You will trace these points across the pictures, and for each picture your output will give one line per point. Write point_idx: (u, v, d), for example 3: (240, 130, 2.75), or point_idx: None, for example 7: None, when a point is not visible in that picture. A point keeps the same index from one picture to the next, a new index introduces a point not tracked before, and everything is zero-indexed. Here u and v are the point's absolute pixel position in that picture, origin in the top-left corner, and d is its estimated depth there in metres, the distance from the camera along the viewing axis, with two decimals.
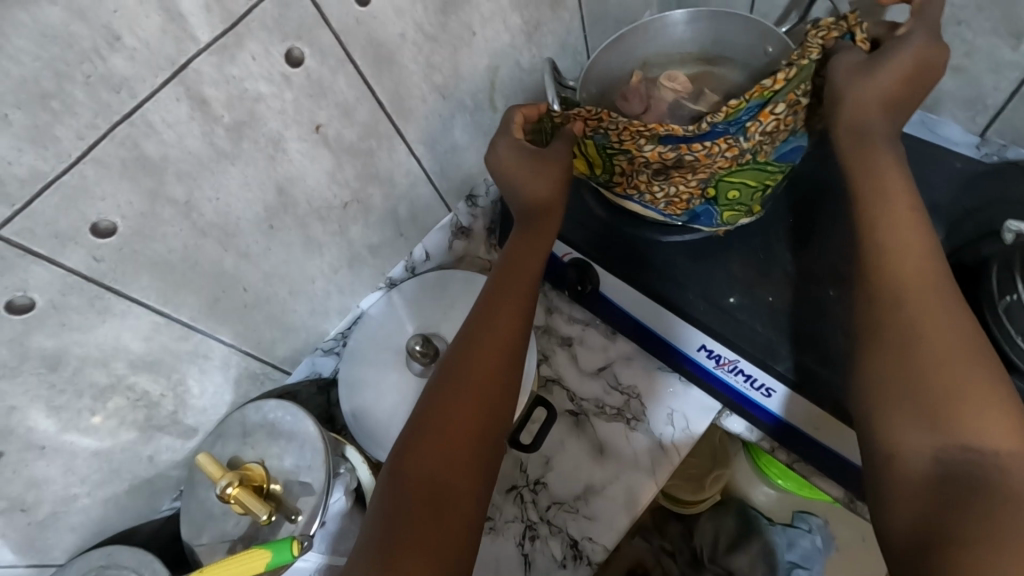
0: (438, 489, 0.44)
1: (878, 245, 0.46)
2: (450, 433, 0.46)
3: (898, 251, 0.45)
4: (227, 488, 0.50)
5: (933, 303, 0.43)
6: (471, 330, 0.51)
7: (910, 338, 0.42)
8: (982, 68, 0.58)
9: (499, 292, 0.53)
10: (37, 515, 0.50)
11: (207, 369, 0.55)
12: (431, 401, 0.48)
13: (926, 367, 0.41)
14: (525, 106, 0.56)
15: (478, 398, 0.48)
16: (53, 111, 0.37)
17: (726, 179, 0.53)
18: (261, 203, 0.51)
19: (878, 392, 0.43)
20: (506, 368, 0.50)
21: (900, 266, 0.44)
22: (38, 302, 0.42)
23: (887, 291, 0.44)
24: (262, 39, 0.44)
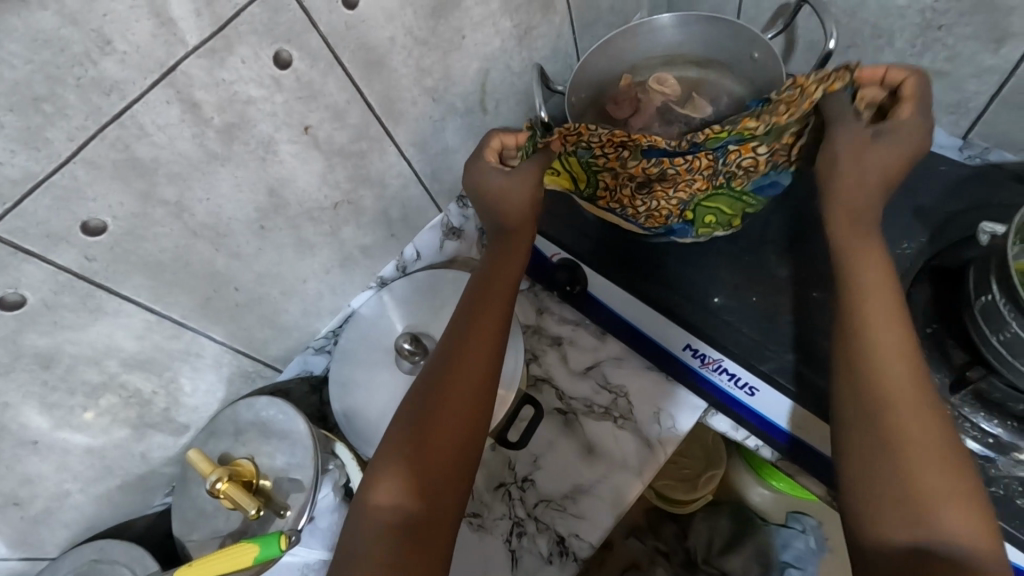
0: (434, 517, 0.46)
1: (858, 313, 0.48)
2: (439, 457, 0.48)
3: (874, 317, 0.48)
4: (216, 483, 0.52)
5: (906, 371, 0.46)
6: (457, 348, 0.52)
7: (884, 403, 0.45)
8: (965, 73, 0.59)
9: (482, 306, 0.55)
10: (30, 510, 0.51)
11: (199, 368, 0.56)
12: (413, 422, 0.49)
13: (899, 429, 0.44)
14: (506, 135, 0.59)
15: (467, 418, 0.49)
16: (45, 114, 0.37)
17: (705, 203, 0.56)
18: (252, 204, 0.52)
19: (856, 452, 0.45)
20: (495, 384, 0.52)
21: (875, 335, 0.47)
22: (31, 299, 0.42)
23: (865, 358, 0.47)
24: (252, 43, 0.45)
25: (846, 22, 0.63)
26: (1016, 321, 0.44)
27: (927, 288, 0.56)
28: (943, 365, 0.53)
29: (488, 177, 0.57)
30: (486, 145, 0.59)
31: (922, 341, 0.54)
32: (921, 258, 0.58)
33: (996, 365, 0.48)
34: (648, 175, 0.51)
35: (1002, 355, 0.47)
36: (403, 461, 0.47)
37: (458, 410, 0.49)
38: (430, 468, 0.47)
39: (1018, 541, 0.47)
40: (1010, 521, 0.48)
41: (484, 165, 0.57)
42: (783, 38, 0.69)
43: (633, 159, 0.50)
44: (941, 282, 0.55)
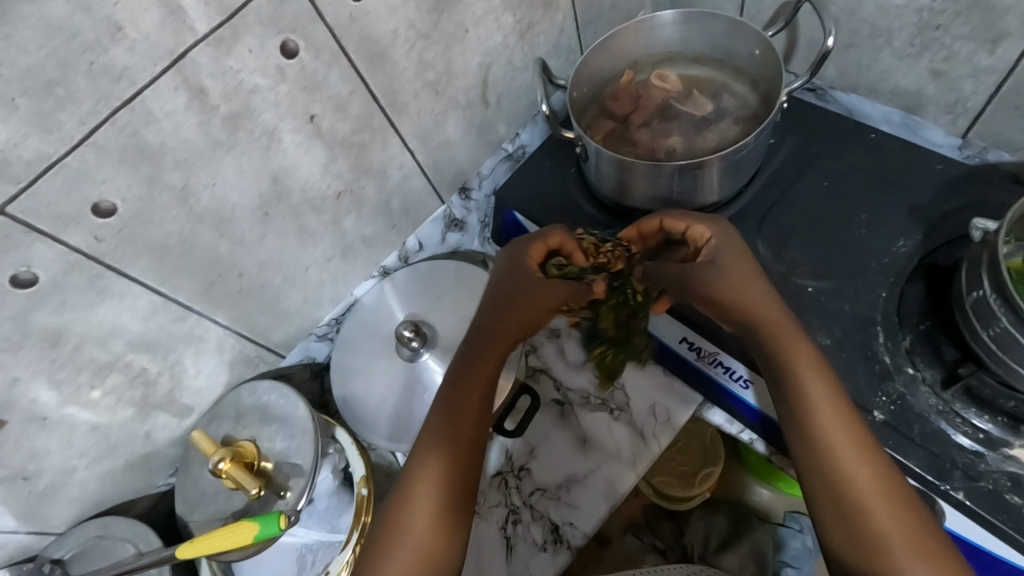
0: (445, 553, 0.48)
1: (807, 410, 0.49)
2: (446, 495, 0.50)
3: (826, 409, 0.48)
4: (219, 463, 0.53)
5: (861, 460, 0.47)
6: (445, 394, 0.54)
7: (850, 494, 0.46)
8: (961, 73, 0.59)
9: (473, 349, 0.55)
10: (38, 485, 0.52)
11: (202, 351, 0.57)
12: (424, 466, 0.50)
13: (862, 513, 0.45)
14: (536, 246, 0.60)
15: (465, 450, 0.51)
16: (57, 98, 0.39)
17: (604, 306, 0.61)
18: (256, 191, 0.53)
19: (843, 542, 0.46)
20: (483, 419, 0.53)
21: (829, 433, 0.48)
22: (41, 278, 0.44)
23: (821, 456, 0.48)
24: (258, 33, 0.46)
25: (846, 20, 0.63)
26: (1007, 316, 0.44)
27: (920, 286, 0.57)
28: (934, 361, 0.53)
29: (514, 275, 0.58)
30: (543, 236, 0.60)
31: (915, 337, 0.55)
32: (917, 255, 0.58)
33: (985, 359, 0.48)
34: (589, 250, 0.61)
35: (992, 350, 0.47)
36: (426, 483, 0.50)
37: (451, 443, 0.51)
38: (433, 511, 0.49)
39: (1004, 533, 0.48)
40: (997, 514, 0.48)
41: (525, 253, 0.59)
42: (784, 34, 0.69)
43: (595, 272, 0.61)
44: (935, 280, 0.56)
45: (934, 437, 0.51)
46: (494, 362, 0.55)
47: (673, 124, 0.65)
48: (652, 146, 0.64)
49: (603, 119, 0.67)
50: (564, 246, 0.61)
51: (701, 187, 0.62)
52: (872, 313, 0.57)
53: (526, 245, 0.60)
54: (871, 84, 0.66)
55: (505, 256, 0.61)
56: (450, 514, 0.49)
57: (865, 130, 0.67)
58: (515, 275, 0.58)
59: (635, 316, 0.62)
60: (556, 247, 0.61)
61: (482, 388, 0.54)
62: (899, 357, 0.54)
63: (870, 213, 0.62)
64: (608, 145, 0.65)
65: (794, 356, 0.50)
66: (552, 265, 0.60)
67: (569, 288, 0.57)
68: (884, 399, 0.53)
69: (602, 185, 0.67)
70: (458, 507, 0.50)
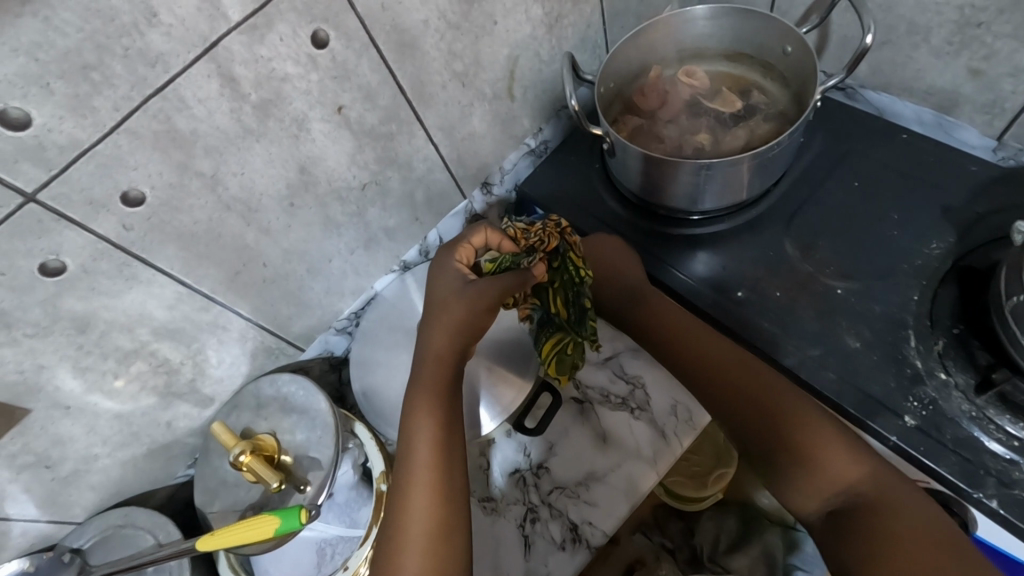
0: (453, 555, 0.47)
1: (767, 388, 0.53)
2: (440, 499, 0.49)
3: (778, 386, 0.53)
4: (240, 456, 0.53)
5: (820, 426, 0.50)
6: (407, 416, 0.52)
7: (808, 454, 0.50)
8: (1001, 71, 0.57)
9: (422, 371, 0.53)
10: (60, 472, 0.52)
11: (225, 341, 0.57)
12: (409, 482, 0.49)
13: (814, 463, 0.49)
14: (462, 250, 0.58)
15: (445, 463, 0.50)
16: (92, 82, 0.38)
17: (549, 290, 0.62)
18: (284, 180, 0.52)
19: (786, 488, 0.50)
20: (450, 429, 0.52)
21: (782, 409, 0.51)
22: (70, 266, 0.44)
23: (782, 432, 0.51)
24: (292, 21, 0.45)
25: (881, 17, 0.62)
26: None
27: (953, 289, 0.56)
28: (968, 365, 0.52)
29: (443, 278, 0.56)
30: (466, 237, 0.59)
31: (949, 340, 0.54)
32: (950, 257, 0.58)
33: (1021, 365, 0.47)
34: (522, 240, 0.61)
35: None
36: (420, 490, 0.49)
37: (431, 453, 0.50)
38: (428, 524, 0.48)
39: None
40: None
41: (451, 260, 0.57)
42: (815, 31, 0.68)
43: (529, 253, 0.60)
44: (968, 283, 0.55)
45: (966, 442, 0.50)
46: (451, 378, 0.53)
47: (701, 121, 0.64)
48: (680, 142, 0.63)
49: (630, 115, 0.67)
50: (490, 241, 0.60)
51: (730, 185, 0.60)
52: (904, 315, 0.56)
53: (452, 252, 0.58)
54: (905, 83, 0.65)
55: (432, 273, 0.58)
56: (446, 522, 0.48)
57: (896, 130, 0.66)
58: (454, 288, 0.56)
59: (579, 292, 0.63)
60: (482, 245, 0.59)
61: (442, 402, 0.52)
62: (930, 361, 0.54)
63: (902, 214, 0.61)
64: (636, 141, 0.64)
65: (714, 359, 0.56)
66: (486, 264, 0.58)
67: (502, 283, 0.54)
68: (915, 404, 0.52)
69: (626, 181, 0.66)
70: (453, 504, 0.49)
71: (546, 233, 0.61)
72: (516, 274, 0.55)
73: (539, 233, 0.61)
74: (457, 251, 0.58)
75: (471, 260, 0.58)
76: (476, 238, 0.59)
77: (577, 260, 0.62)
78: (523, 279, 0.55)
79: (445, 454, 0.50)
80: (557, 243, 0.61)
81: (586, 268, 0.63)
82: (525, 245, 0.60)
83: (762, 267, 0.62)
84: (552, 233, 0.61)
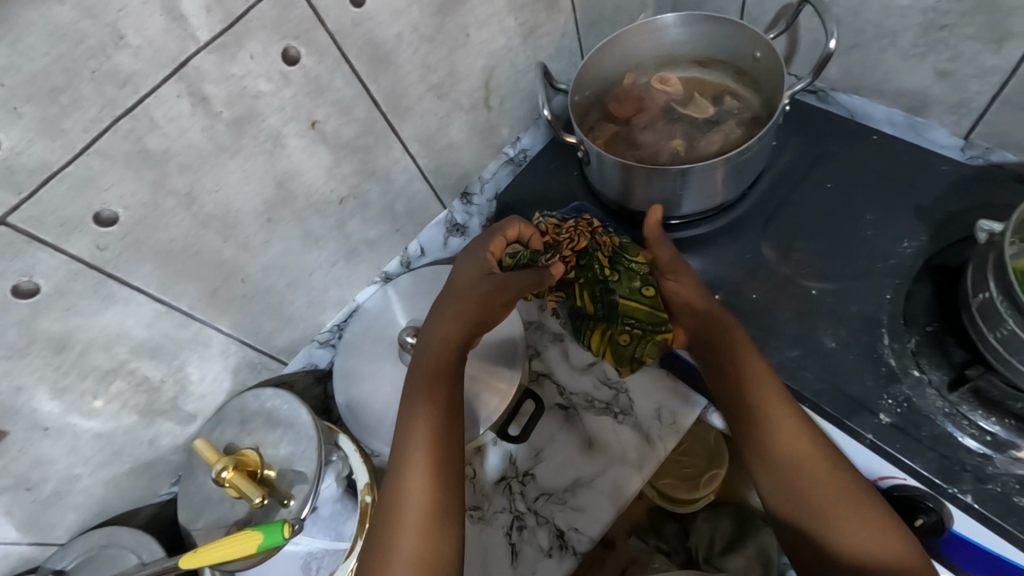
0: (444, 552, 0.47)
1: (757, 408, 0.53)
2: (434, 495, 0.48)
3: (772, 412, 0.52)
4: (222, 472, 0.53)
5: (816, 460, 0.50)
6: (409, 402, 0.52)
7: (804, 487, 0.50)
8: (967, 73, 0.58)
9: (428, 355, 0.54)
10: (41, 494, 0.52)
11: (206, 357, 0.57)
12: (405, 477, 0.49)
13: (815, 500, 0.49)
14: (493, 243, 0.61)
15: (444, 455, 0.50)
16: (61, 105, 0.39)
17: (575, 285, 0.65)
18: (260, 197, 0.53)
19: (773, 495, 0.52)
20: (451, 422, 0.52)
21: (772, 437, 0.52)
22: (43, 287, 0.44)
23: (779, 463, 0.51)
24: (262, 39, 0.46)
25: (849, 21, 0.63)
26: (1013, 317, 0.43)
27: (927, 286, 0.56)
28: (942, 363, 0.52)
29: (466, 265, 0.59)
30: (501, 230, 0.62)
31: (922, 338, 0.54)
32: (922, 255, 0.58)
33: (990, 362, 0.47)
34: (551, 235, 0.65)
35: (999, 352, 0.46)
36: (415, 488, 0.48)
37: (430, 447, 0.50)
38: (421, 516, 0.48)
39: (1015, 537, 0.47)
40: (1008, 517, 0.47)
41: (482, 251, 0.60)
42: (785, 36, 0.69)
43: (552, 250, 0.64)
44: (943, 281, 0.56)
45: (942, 439, 0.51)
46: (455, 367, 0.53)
47: (676, 127, 0.65)
48: (656, 148, 0.64)
49: (606, 123, 0.68)
50: (523, 234, 0.63)
51: (705, 189, 0.61)
52: (878, 314, 0.57)
53: (486, 243, 0.61)
54: (875, 86, 0.66)
55: (459, 260, 0.61)
56: (440, 514, 0.48)
57: (867, 131, 0.67)
58: (467, 277, 0.57)
59: (606, 289, 0.63)
60: (513, 237, 0.63)
61: (442, 392, 0.52)
62: (905, 359, 0.54)
63: (874, 214, 0.61)
64: (612, 148, 0.65)
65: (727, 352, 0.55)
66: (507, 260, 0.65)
67: (521, 280, 0.57)
68: (891, 402, 0.53)
69: (603, 189, 0.67)
70: (447, 502, 0.49)
71: (570, 232, 0.64)
72: (535, 271, 0.59)
73: (566, 229, 0.65)
74: (485, 237, 0.61)
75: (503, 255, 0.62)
76: (510, 230, 0.62)
77: (604, 258, 0.63)
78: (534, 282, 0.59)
79: (443, 449, 0.50)
80: (586, 242, 0.64)
81: (614, 268, 0.63)
82: (552, 241, 0.64)
83: (740, 269, 0.63)
84: (575, 231, 0.64)
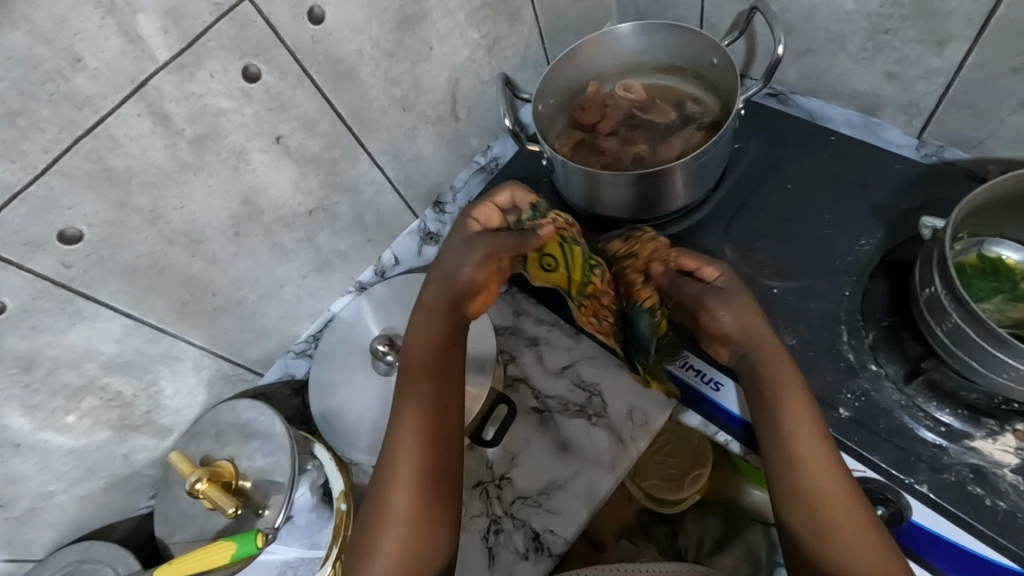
0: (429, 546, 0.49)
1: (783, 406, 0.51)
2: (424, 489, 0.51)
3: (797, 409, 0.50)
4: (196, 484, 0.54)
5: (834, 465, 0.48)
6: (399, 406, 0.55)
7: (823, 500, 0.47)
8: (913, 75, 0.60)
9: (411, 363, 0.56)
10: (14, 511, 0.52)
11: (179, 371, 0.58)
12: (395, 473, 0.51)
13: (820, 503, 0.47)
14: (483, 209, 0.61)
15: (429, 458, 0.52)
16: (19, 127, 0.40)
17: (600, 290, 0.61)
18: (226, 211, 0.53)
19: (790, 510, 0.48)
20: (439, 425, 0.54)
21: (790, 434, 0.50)
22: (9, 306, 0.44)
23: (798, 475, 0.48)
24: (221, 58, 0.47)
25: (801, 27, 0.65)
26: (956, 311, 0.45)
27: (884, 282, 0.58)
28: (898, 357, 0.54)
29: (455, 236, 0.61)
30: (490, 198, 0.62)
31: (879, 333, 0.56)
32: (879, 252, 0.60)
33: (939, 354, 0.48)
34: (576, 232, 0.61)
35: (947, 344, 0.47)
36: (405, 483, 0.51)
37: (417, 443, 0.52)
38: (408, 510, 0.50)
39: (968, 524, 0.48)
40: (962, 505, 0.49)
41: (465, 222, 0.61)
42: (744, 40, 0.71)
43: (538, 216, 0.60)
44: (897, 276, 0.57)
45: (899, 431, 0.52)
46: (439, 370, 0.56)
47: (638, 133, 0.66)
48: (619, 154, 0.65)
49: (571, 130, 0.69)
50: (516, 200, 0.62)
51: (668, 193, 0.62)
52: (837, 311, 0.58)
53: (469, 212, 0.61)
54: (831, 88, 0.68)
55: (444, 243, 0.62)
56: (422, 517, 0.50)
57: (826, 132, 0.68)
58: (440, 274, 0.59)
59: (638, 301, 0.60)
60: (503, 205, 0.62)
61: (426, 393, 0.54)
62: (863, 354, 0.55)
63: (833, 213, 0.63)
64: (577, 155, 0.66)
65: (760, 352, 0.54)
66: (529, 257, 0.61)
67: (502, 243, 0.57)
68: (849, 396, 0.54)
69: (569, 195, 0.67)
70: (436, 497, 0.51)
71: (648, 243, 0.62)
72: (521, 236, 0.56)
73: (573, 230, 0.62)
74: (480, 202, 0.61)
75: (493, 225, 0.61)
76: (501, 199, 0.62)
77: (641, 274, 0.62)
78: (516, 247, 0.57)
79: (433, 445, 0.53)
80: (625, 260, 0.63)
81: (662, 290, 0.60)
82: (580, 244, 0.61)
83: None
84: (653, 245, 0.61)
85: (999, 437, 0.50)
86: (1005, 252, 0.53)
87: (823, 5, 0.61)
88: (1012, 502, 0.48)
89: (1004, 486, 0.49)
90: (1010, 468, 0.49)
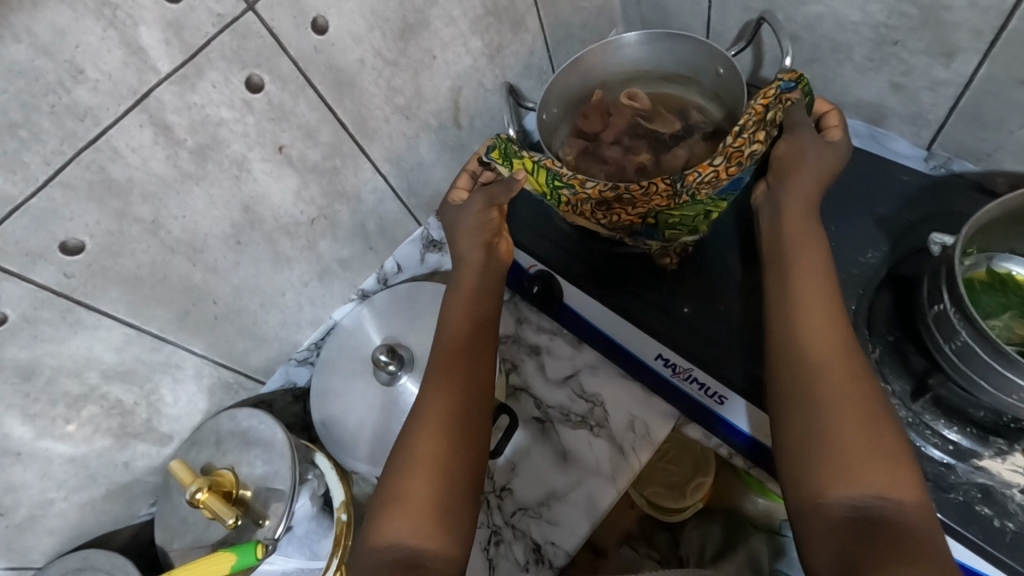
0: (452, 498, 0.47)
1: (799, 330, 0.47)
2: (448, 438, 0.49)
3: (814, 336, 0.47)
4: (197, 493, 0.53)
5: (858, 406, 0.43)
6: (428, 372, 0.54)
7: (821, 419, 0.44)
8: (920, 85, 0.60)
9: (454, 325, 0.56)
10: (14, 519, 0.52)
11: (179, 379, 0.58)
12: (426, 423, 0.50)
13: (826, 431, 0.43)
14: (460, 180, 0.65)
15: (464, 413, 0.51)
16: (20, 139, 0.40)
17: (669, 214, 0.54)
18: (227, 221, 0.53)
19: (792, 435, 0.45)
20: (474, 401, 0.52)
21: (803, 358, 0.46)
22: (11, 316, 0.44)
23: (801, 398, 0.45)
24: (222, 69, 0.47)
25: (807, 36, 0.64)
26: (966, 330, 0.44)
27: (888, 296, 0.57)
28: (903, 372, 0.53)
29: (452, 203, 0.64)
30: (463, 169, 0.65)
31: (884, 349, 0.54)
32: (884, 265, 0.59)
33: (944, 368, 0.48)
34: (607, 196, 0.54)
35: (954, 361, 0.47)
36: (437, 430, 0.50)
37: (452, 397, 0.51)
38: (435, 458, 0.48)
39: (976, 545, 0.48)
40: (969, 525, 0.48)
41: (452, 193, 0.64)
42: (750, 49, 0.71)
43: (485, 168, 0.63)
44: (902, 290, 0.56)
45: None
46: (483, 351, 0.55)
47: (641, 142, 0.64)
48: (622, 163, 0.63)
49: (575, 138, 0.68)
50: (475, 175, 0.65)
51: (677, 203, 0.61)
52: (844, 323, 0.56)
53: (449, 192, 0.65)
54: (836, 98, 0.67)
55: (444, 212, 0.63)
56: (443, 467, 0.48)
57: None
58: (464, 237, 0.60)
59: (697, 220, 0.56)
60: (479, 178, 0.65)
61: (468, 357, 0.54)
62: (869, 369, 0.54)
63: (842, 223, 0.61)
64: (579, 163, 0.65)
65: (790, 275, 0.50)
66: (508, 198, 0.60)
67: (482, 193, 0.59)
68: None
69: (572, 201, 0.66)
70: (464, 451, 0.49)
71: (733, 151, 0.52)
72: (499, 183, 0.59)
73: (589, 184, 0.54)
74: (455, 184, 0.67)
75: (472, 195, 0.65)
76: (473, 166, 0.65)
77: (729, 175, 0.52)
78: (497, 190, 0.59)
79: (467, 399, 0.52)
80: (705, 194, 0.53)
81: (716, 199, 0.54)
82: (611, 198, 0.54)
83: (706, 279, 0.64)
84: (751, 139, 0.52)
85: (1008, 456, 0.49)
86: (1015, 268, 0.53)
87: (829, 14, 0.61)
88: (1020, 522, 0.48)
89: (1013, 506, 0.48)
90: (1020, 488, 0.48)
